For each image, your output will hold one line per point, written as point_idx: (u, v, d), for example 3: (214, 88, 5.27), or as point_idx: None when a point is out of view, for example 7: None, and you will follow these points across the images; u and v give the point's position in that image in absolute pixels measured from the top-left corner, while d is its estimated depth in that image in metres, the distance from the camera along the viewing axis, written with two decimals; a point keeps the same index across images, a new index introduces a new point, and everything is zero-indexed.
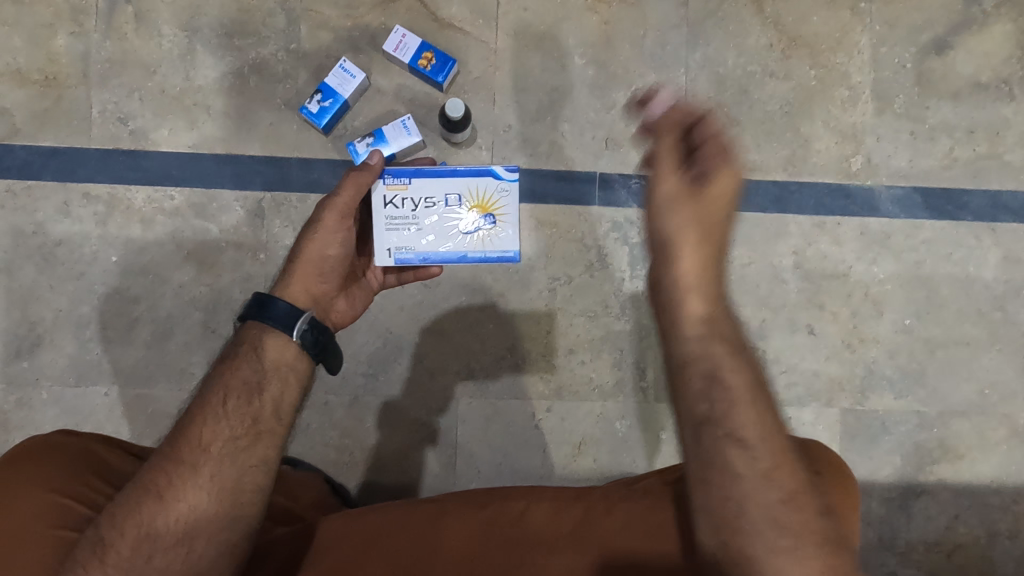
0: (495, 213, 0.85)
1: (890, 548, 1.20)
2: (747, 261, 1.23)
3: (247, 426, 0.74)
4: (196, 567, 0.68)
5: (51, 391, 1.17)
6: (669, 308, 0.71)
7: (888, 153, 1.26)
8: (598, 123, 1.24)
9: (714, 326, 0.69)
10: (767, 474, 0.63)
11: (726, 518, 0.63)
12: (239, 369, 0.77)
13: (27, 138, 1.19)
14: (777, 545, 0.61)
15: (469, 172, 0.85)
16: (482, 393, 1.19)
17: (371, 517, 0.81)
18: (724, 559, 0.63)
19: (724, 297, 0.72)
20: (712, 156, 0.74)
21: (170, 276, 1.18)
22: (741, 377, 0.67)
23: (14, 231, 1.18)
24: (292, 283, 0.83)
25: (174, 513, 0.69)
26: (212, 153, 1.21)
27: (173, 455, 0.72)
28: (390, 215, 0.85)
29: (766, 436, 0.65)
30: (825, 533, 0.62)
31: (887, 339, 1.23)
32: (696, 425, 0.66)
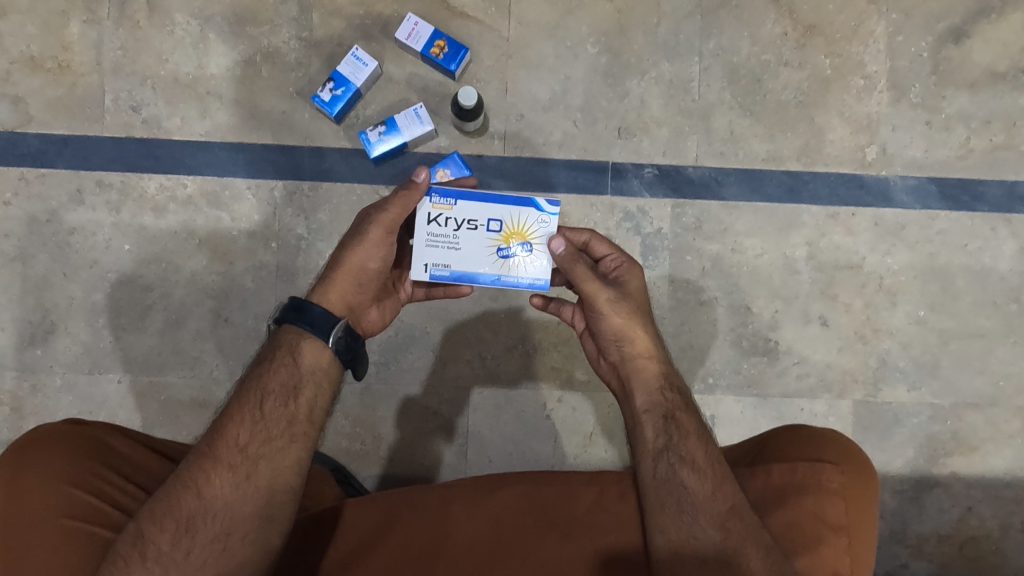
0: (532, 242, 0.85)
1: (901, 540, 1.20)
2: (760, 251, 1.22)
3: (283, 428, 0.74)
4: (234, 564, 0.68)
5: (64, 378, 1.17)
6: (626, 378, 0.82)
7: (903, 143, 1.25)
8: (611, 113, 1.23)
9: (659, 398, 0.79)
10: (713, 493, 0.71)
11: (676, 522, 0.71)
12: (278, 372, 0.76)
13: (41, 126, 1.19)
14: (718, 554, 0.68)
15: (513, 200, 0.85)
16: (493, 383, 1.19)
17: (389, 501, 0.81)
18: (675, 569, 0.69)
19: (668, 367, 0.83)
20: (615, 266, 0.87)
21: (183, 264, 1.19)
22: (692, 422, 0.77)
23: (29, 219, 1.18)
24: (331, 287, 0.82)
25: (211, 511, 0.69)
26: (224, 141, 1.21)
27: (210, 453, 0.71)
28: (432, 232, 0.85)
29: (715, 465, 0.73)
30: (766, 547, 0.67)
31: (901, 331, 1.22)
32: (652, 456, 0.75)
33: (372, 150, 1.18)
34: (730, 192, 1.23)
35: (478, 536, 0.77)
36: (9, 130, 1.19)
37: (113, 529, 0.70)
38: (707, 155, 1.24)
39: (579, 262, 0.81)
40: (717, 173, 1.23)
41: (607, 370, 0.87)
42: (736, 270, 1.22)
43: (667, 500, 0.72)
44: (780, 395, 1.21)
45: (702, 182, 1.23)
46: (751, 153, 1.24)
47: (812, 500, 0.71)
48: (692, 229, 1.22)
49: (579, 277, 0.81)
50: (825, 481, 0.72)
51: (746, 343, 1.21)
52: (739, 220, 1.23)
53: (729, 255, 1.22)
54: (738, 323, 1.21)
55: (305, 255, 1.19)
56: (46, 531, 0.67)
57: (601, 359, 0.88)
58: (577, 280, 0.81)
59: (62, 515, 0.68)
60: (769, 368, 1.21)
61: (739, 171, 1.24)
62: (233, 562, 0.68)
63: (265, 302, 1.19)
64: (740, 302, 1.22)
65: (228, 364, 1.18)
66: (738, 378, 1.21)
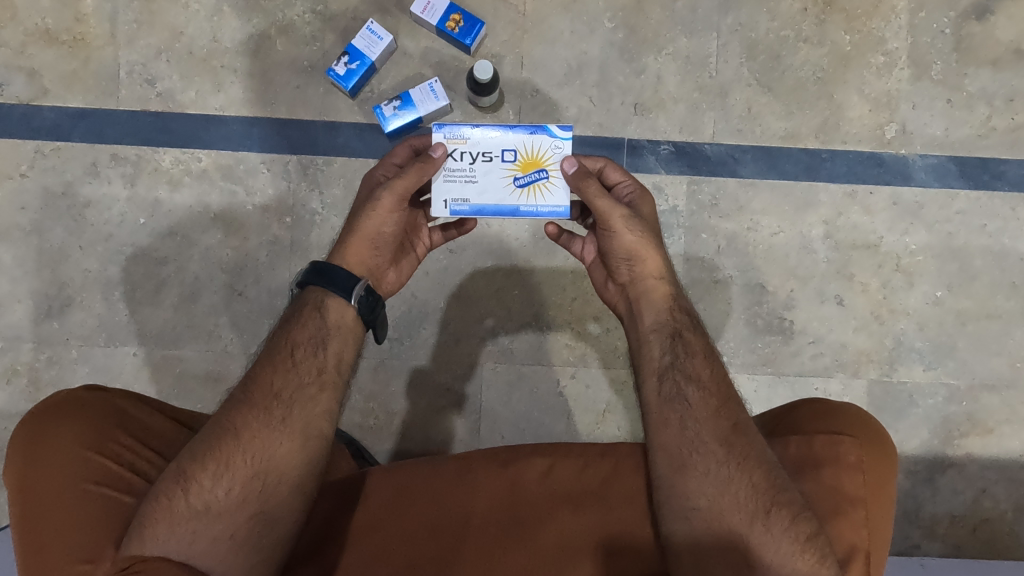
0: (548, 168, 0.86)
1: (915, 521, 1.20)
2: (776, 230, 1.21)
3: (313, 377, 0.76)
4: (271, 503, 0.70)
5: (80, 350, 1.18)
6: (636, 299, 0.82)
7: (924, 121, 1.23)
8: (627, 88, 1.22)
9: (668, 318, 0.79)
10: (716, 411, 0.73)
11: (679, 449, 0.71)
12: (305, 325, 0.78)
13: (56, 99, 1.19)
14: (721, 468, 0.69)
15: (526, 128, 0.85)
16: (507, 359, 1.19)
17: (407, 469, 0.81)
18: (676, 485, 0.70)
19: (678, 291, 0.82)
20: (628, 192, 0.86)
21: (198, 238, 1.19)
22: (699, 342, 0.78)
23: (44, 191, 1.19)
24: (350, 251, 0.82)
25: (250, 451, 0.70)
26: (238, 115, 1.20)
27: (247, 400, 0.73)
28: (448, 167, 0.86)
29: (718, 384, 0.75)
30: (768, 463, 0.69)
31: (918, 311, 1.21)
32: (657, 374, 0.76)
33: (387, 125, 1.18)
34: (746, 170, 1.22)
35: (494, 506, 0.77)
36: (25, 103, 1.19)
37: (132, 493, 0.71)
38: (724, 133, 1.22)
39: (590, 180, 0.81)
40: (734, 150, 1.22)
41: (615, 293, 0.87)
42: (752, 248, 1.21)
43: (685, 462, 0.71)
44: (794, 374, 1.20)
45: (719, 159, 1.22)
46: (769, 131, 1.23)
47: (829, 472, 0.71)
48: (708, 206, 1.21)
49: (590, 195, 0.81)
50: (842, 454, 0.72)
51: (761, 322, 1.21)
52: (755, 198, 1.22)
53: (745, 234, 1.21)
54: (754, 302, 1.21)
55: (320, 229, 1.19)
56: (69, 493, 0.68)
57: (609, 283, 0.87)
58: (587, 197, 0.81)
59: (85, 476, 0.69)
60: (784, 348, 1.21)
61: (756, 148, 1.22)
62: (271, 501, 0.70)
63: (279, 276, 1.19)
64: (756, 281, 1.21)
65: (242, 338, 1.18)
66: (753, 357, 1.20)
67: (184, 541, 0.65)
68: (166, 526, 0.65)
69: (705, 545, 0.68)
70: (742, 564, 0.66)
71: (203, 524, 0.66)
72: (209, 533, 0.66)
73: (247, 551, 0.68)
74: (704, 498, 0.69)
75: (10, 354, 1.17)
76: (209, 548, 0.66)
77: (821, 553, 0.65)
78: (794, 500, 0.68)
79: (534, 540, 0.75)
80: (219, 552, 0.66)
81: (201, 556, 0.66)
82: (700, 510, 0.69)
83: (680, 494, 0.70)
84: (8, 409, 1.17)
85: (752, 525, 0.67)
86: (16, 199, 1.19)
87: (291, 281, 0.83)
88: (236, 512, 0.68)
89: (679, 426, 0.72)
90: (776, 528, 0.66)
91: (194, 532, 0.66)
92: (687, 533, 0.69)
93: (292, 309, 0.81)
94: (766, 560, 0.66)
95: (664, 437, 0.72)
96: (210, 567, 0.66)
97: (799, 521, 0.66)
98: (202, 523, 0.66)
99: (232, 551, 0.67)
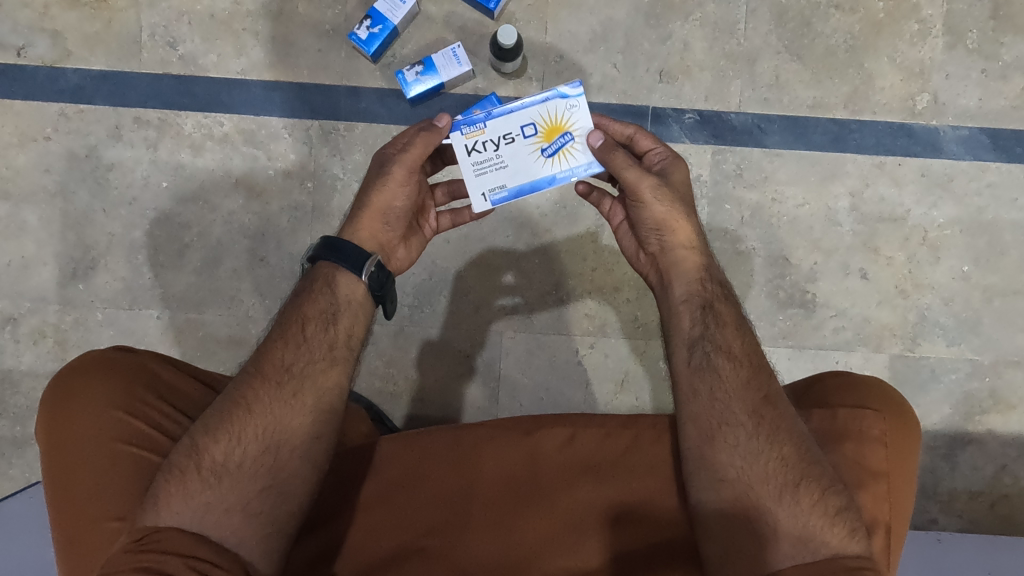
0: (571, 130, 0.86)
1: (933, 496, 1.19)
2: (801, 202, 1.20)
3: (324, 351, 0.77)
4: (283, 475, 0.70)
5: (105, 313, 1.19)
6: (665, 270, 0.82)
7: (957, 91, 1.20)
8: (653, 55, 1.20)
9: (698, 288, 0.79)
10: (748, 383, 0.73)
11: (709, 418, 0.71)
12: (316, 300, 0.79)
13: (79, 62, 1.19)
14: (750, 439, 0.69)
15: (537, 98, 0.85)
16: (525, 328, 1.20)
17: (427, 437, 0.81)
18: (706, 456, 0.70)
19: (708, 261, 0.82)
20: (660, 159, 0.86)
21: (220, 202, 1.19)
22: (730, 313, 0.78)
23: (69, 154, 1.19)
24: (361, 225, 0.83)
25: (261, 425, 0.70)
26: (260, 79, 1.20)
27: (257, 372, 0.73)
28: (475, 161, 0.86)
29: (749, 356, 0.75)
30: (799, 435, 0.69)
31: (943, 285, 1.19)
32: (687, 345, 0.76)
33: (408, 90, 1.17)
34: (773, 140, 1.20)
35: (515, 473, 0.78)
36: (48, 65, 1.19)
37: (160, 453, 0.72)
38: (750, 101, 1.20)
39: (616, 151, 0.82)
40: (761, 119, 1.20)
41: (646, 264, 0.86)
42: (776, 219, 1.20)
43: (715, 434, 0.71)
44: (815, 347, 1.20)
45: (745, 128, 1.20)
46: (796, 100, 1.20)
47: (853, 446, 0.71)
48: (732, 176, 1.20)
49: (617, 166, 0.82)
50: (865, 428, 0.71)
51: (782, 294, 1.20)
52: (781, 168, 1.20)
53: (770, 205, 1.20)
54: (776, 274, 1.20)
55: (341, 195, 1.19)
56: (97, 452, 0.70)
57: (640, 253, 0.87)
58: (613, 168, 0.82)
59: (112, 437, 0.71)
60: (805, 320, 1.20)
61: (783, 118, 1.20)
62: (283, 473, 0.70)
63: (301, 242, 1.19)
64: (779, 253, 1.20)
65: (263, 303, 1.19)
66: (773, 329, 1.20)
67: (197, 512, 0.65)
68: (180, 498, 0.65)
69: (732, 515, 0.68)
70: (769, 535, 0.66)
71: (215, 496, 0.66)
72: (222, 505, 0.66)
73: (262, 521, 0.67)
74: (734, 471, 0.69)
75: (37, 315, 1.19)
76: (223, 519, 0.65)
77: (851, 525, 0.65)
78: (825, 472, 0.67)
79: (558, 508, 0.76)
80: (232, 523, 0.66)
81: (214, 527, 0.65)
82: (730, 481, 0.69)
83: (710, 466, 0.70)
84: (36, 369, 1.19)
85: (780, 497, 0.67)
86: (41, 161, 1.19)
87: (302, 256, 0.84)
88: (247, 484, 0.68)
89: (709, 397, 0.72)
90: (805, 501, 0.66)
91: (207, 505, 0.65)
92: (715, 504, 0.69)
93: (303, 284, 0.81)
94: (794, 532, 0.65)
95: (693, 408, 0.73)
96: (225, 537, 0.65)
97: (828, 494, 0.66)
98: (214, 494, 0.66)
99: (246, 522, 0.66)
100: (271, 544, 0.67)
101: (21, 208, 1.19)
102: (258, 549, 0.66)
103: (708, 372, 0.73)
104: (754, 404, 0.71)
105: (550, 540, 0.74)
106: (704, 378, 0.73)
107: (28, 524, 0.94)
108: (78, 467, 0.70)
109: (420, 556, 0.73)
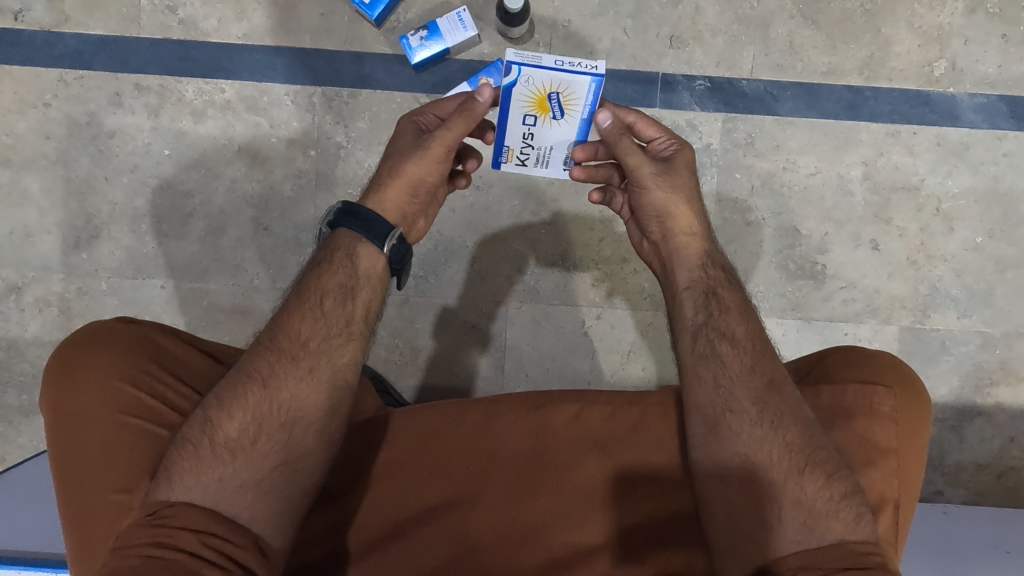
0: (551, 89, 0.81)
1: (939, 468, 1.19)
2: (813, 171, 1.18)
3: (342, 326, 0.77)
4: (297, 452, 0.69)
5: (109, 282, 1.18)
6: (668, 257, 0.84)
7: (975, 57, 1.17)
8: (663, 19, 1.17)
9: (701, 275, 0.80)
10: (752, 368, 0.73)
11: (713, 406, 0.72)
12: (335, 273, 0.79)
13: (77, 26, 1.18)
14: (754, 426, 0.69)
15: (504, 106, 0.83)
16: (531, 299, 1.18)
17: (434, 412, 0.80)
18: (709, 445, 0.70)
19: (710, 246, 0.84)
20: (665, 148, 0.88)
21: (222, 170, 1.18)
22: (733, 298, 0.79)
23: (69, 121, 1.18)
24: (387, 193, 0.84)
25: (278, 401, 0.70)
26: (261, 44, 1.18)
27: (272, 345, 0.73)
28: (535, 163, 0.90)
29: (753, 341, 0.76)
30: (803, 421, 0.69)
31: (956, 257, 1.17)
32: (691, 333, 0.77)
33: (413, 56, 1.14)
34: (785, 108, 1.18)
35: (522, 448, 0.77)
36: (46, 29, 1.17)
37: (168, 426, 0.72)
38: (763, 68, 1.18)
39: (624, 136, 0.83)
40: (773, 86, 1.18)
41: (650, 252, 0.89)
42: (788, 188, 1.18)
43: (722, 423, 0.71)
44: (824, 318, 1.18)
45: (757, 96, 1.18)
46: (811, 66, 1.18)
47: (862, 422, 0.70)
48: (743, 145, 1.18)
49: (623, 150, 0.83)
50: (877, 405, 0.71)
51: (792, 265, 1.18)
52: (793, 136, 1.18)
53: (781, 174, 1.18)
54: (786, 244, 1.18)
55: (344, 163, 1.17)
56: (107, 425, 0.70)
57: (644, 240, 0.90)
58: (620, 152, 0.83)
59: (122, 410, 0.70)
60: (815, 291, 1.18)
61: (797, 85, 1.18)
62: (297, 452, 0.69)
63: (305, 211, 1.18)
64: (789, 223, 1.18)
65: (268, 273, 1.18)
66: (782, 301, 1.18)
67: (210, 488, 0.64)
68: (193, 473, 0.65)
69: (738, 499, 0.67)
70: (770, 519, 0.65)
71: (228, 472, 0.66)
72: (236, 481, 0.66)
73: (276, 498, 0.67)
74: (735, 458, 0.69)
75: (42, 284, 1.19)
76: (236, 495, 0.65)
77: (857, 510, 0.64)
78: (829, 458, 0.67)
79: (564, 486, 0.75)
80: (246, 499, 0.65)
81: (227, 502, 0.64)
82: (732, 468, 0.69)
83: (713, 454, 0.70)
84: (42, 338, 1.19)
85: (784, 483, 0.66)
86: (41, 128, 1.18)
87: (319, 222, 0.84)
88: (261, 460, 0.67)
89: (715, 390, 0.72)
90: (809, 486, 0.65)
91: (220, 480, 0.65)
92: (719, 490, 0.69)
93: (323, 253, 0.81)
94: (798, 517, 0.64)
95: (699, 397, 0.73)
96: (238, 513, 0.64)
97: (834, 480, 0.65)
98: (228, 471, 0.66)
99: (260, 497, 0.66)
100: (285, 521, 0.67)
101: (22, 175, 1.18)
102: (272, 526, 0.66)
103: (706, 363, 0.74)
104: (757, 391, 0.71)
105: (557, 518, 0.74)
106: (704, 368, 0.74)
107: (35, 494, 0.94)
108: (87, 438, 0.69)
109: (428, 531, 0.73)
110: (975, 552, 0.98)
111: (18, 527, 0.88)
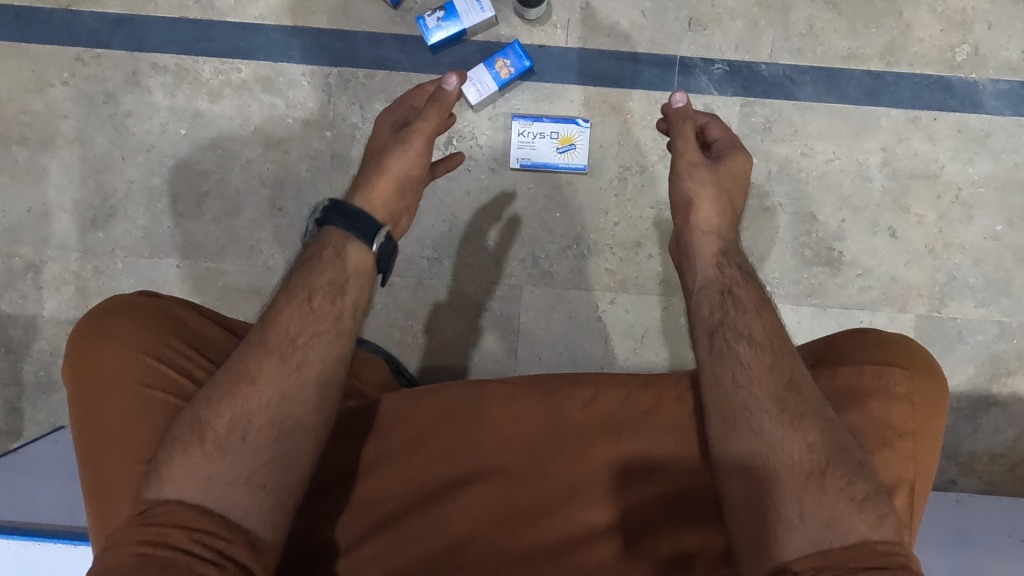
0: None
1: (953, 457, 1.18)
2: (831, 156, 1.17)
3: (331, 321, 0.78)
4: (288, 448, 0.69)
5: (126, 261, 1.19)
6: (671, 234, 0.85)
7: (999, 43, 1.16)
8: (682, 2, 1.17)
9: (716, 275, 0.84)
10: (771, 367, 0.73)
11: (732, 405, 0.71)
12: (325, 270, 0.81)
13: (95, 5, 1.18)
14: (774, 425, 0.69)
15: None
16: (545, 282, 1.18)
17: (443, 392, 0.80)
18: (727, 441, 0.71)
19: (721, 236, 0.88)
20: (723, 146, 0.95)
21: (238, 151, 1.18)
22: (746, 286, 0.82)
23: (87, 100, 1.18)
24: None
25: (263, 396, 0.70)
26: (279, 24, 1.18)
27: (262, 341, 0.74)
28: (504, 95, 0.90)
29: (771, 339, 0.75)
30: (826, 419, 0.68)
31: (974, 245, 1.16)
32: (709, 331, 0.78)
33: (429, 37, 1.14)
34: (804, 93, 1.17)
35: (533, 431, 0.77)
36: (63, 8, 1.18)
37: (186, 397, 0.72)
38: (782, 52, 1.17)
39: (686, 120, 0.94)
40: (793, 71, 1.17)
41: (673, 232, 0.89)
42: (805, 174, 1.17)
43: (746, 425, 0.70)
44: (839, 306, 1.17)
45: (776, 80, 1.17)
46: (831, 50, 1.17)
47: (878, 403, 0.70)
48: (761, 130, 1.17)
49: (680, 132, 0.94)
50: (892, 386, 0.70)
51: (809, 252, 1.17)
52: (811, 121, 1.17)
53: (799, 160, 1.17)
54: (803, 231, 1.17)
55: (360, 145, 1.17)
56: (130, 396, 0.70)
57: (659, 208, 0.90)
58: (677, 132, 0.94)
59: (144, 380, 0.71)
60: (831, 279, 1.17)
61: (816, 70, 1.17)
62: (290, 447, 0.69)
63: (321, 192, 1.18)
64: (807, 210, 1.17)
65: (283, 254, 1.18)
66: (798, 288, 1.17)
67: (200, 485, 0.64)
68: (184, 470, 0.65)
69: (759, 499, 0.66)
70: (790, 518, 0.64)
71: (218, 468, 0.65)
72: (226, 477, 0.65)
73: (268, 493, 0.66)
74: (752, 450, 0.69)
75: (59, 263, 1.19)
76: (228, 491, 0.65)
77: (879, 512, 0.63)
78: (851, 458, 0.66)
79: (572, 469, 0.75)
80: (236, 494, 0.65)
81: (218, 498, 0.64)
82: (755, 465, 0.68)
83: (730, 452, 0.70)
84: (58, 316, 1.19)
85: (807, 483, 0.65)
86: (58, 106, 1.18)
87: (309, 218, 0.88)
88: (252, 455, 0.67)
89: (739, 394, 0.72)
90: (831, 487, 0.64)
91: (210, 478, 0.65)
92: (741, 487, 0.68)
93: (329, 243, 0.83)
94: (819, 517, 0.63)
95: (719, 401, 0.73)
96: (228, 509, 0.64)
97: (856, 481, 0.65)
98: (218, 467, 0.65)
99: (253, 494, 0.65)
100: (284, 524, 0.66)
101: (39, 153, 1.19)
102: (266, 521, 0.65)
103: (723, 360, 0.75)
104: (778, 390, 0.71)
105: (564, 500, 0.74)
106: (721, 363, 0.75)
107: (54, 474, 0.96)
108: (108, 409, 0.70)
109: (429, 514, 0.73)
110: (989, 542, 0.98)
111: (38, 502, 0.89)
